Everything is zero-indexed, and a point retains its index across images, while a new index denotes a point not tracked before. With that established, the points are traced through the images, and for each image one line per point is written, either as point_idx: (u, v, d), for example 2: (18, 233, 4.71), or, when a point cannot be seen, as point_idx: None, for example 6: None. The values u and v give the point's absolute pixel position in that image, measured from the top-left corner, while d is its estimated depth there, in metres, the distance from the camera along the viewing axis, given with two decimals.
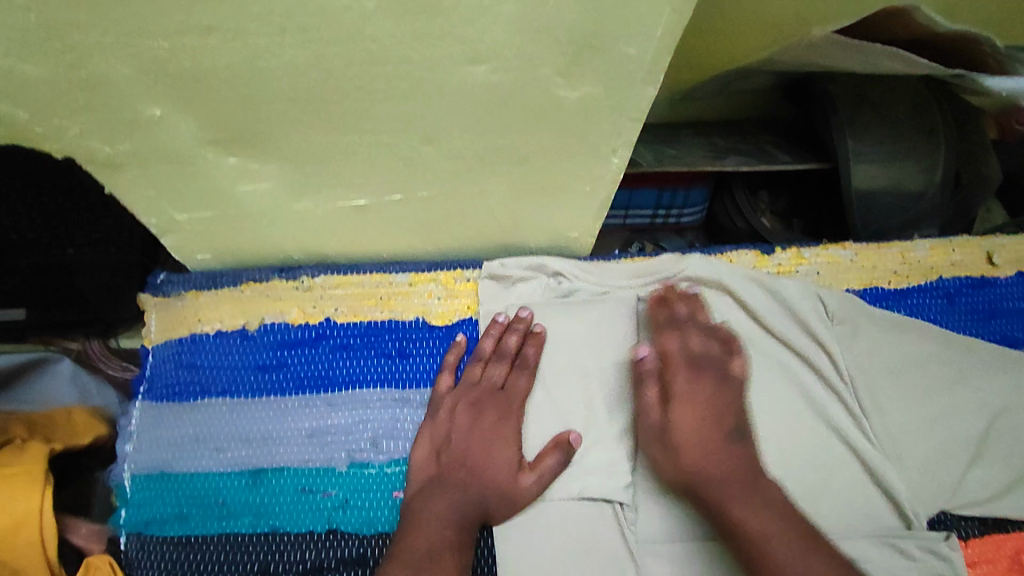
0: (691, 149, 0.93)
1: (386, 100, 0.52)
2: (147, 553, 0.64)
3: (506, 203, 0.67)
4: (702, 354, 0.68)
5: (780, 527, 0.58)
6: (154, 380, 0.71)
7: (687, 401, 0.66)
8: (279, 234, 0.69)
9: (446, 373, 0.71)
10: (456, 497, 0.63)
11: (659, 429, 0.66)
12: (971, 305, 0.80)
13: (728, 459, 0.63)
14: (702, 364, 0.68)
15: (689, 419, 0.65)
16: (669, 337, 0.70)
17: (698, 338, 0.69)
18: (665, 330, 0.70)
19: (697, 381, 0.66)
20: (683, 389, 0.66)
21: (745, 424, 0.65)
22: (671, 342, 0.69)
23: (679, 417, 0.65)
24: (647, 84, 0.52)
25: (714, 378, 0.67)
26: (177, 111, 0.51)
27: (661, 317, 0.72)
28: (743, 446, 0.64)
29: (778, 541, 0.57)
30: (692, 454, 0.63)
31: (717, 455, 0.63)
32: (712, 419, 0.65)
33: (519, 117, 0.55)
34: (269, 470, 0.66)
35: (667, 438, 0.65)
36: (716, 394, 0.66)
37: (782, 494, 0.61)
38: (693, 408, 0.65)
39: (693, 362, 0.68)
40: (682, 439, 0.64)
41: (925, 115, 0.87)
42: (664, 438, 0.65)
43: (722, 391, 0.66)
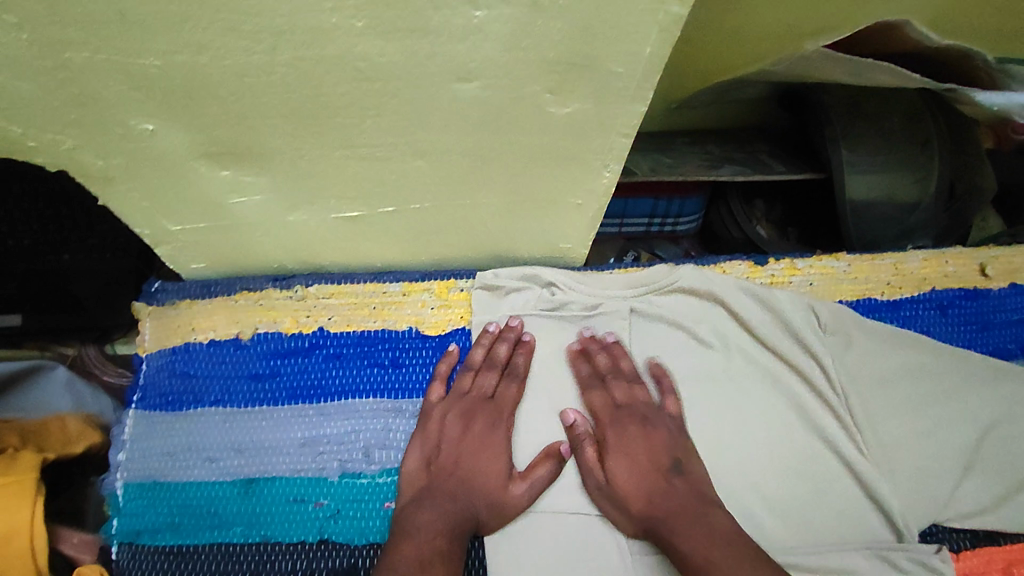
0: (686, 159, 0.93)
1: (378, 116, 0.52)
2: (139, 562, 0.64)
3: (498, 216, 0.67)
4: (626, 404, 0.71)
5: (733, 553, 0.58)
6: (147, 389, 0.71)
7: (620, 453, 0.68)
8: (273, 245, 0.70)
9: (438, 383, 0.71)
10: (447, 507, 0.62)
11: (603, 487, 0.67)
12: (964, 317, 0.80)
13: (666, 496, 0.64)
14: (626, 415, 0.70)
15: (622, 469, 0.67)
16: (594, 393, 0.71)
17: (622, 388, 0.72)
18: (595, 387, 0.72)
19: (625, 432, 0.69)
20: (614, 439, 0.69)
21: (681, 458, 0.67)
22: (596, 398, 0.71)
23: (616, 471, 0.67)
24: (637, 100, 0.53)
25: (638, 425, 0.69)
26: (169, 125, 0.52)
27: (583, 371, 0.73)
28: (682, 482, 0.65)
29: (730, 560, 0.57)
30: (637, 502, 0.65)
31: (657, 494, 0.65)
32: (643, 463, 0.67)
33: (510, 132, 0.55)
34: (261, 480, 0.66)
35: (616, 498, 0.66)
36: (643, 441, 0.68)
37: (731, 521, 0.62)
38: (626, 458, 0.68)
39: (618, 414, 0.70)
40: (625, 491, 0.66)
41: (918, 127, 0.88)
42: (608, 494, 0.66)
43: (648, 436, 0.68)
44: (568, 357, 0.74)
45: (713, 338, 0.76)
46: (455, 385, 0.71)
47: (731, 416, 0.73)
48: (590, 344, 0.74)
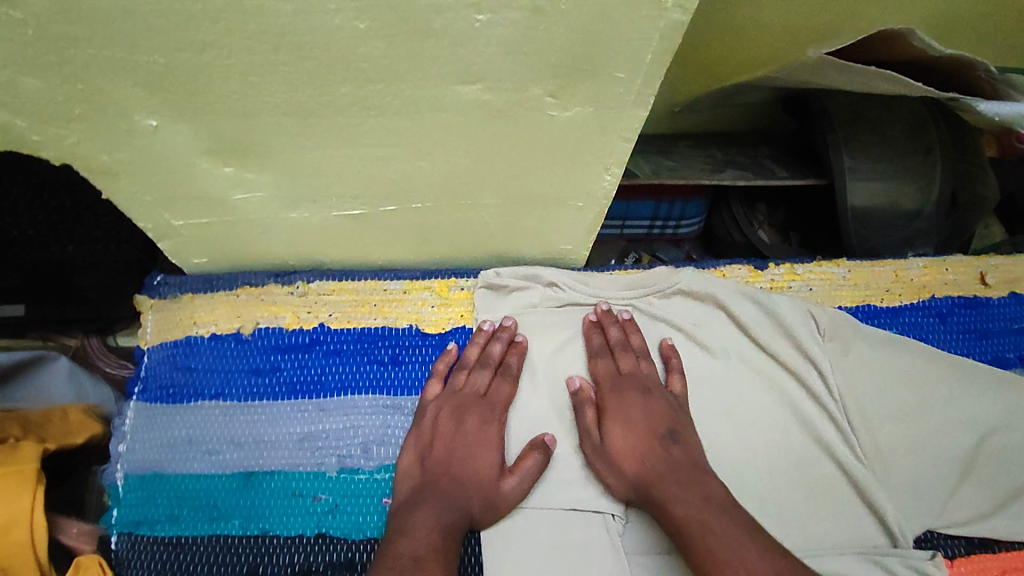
0: (689, 162, 0.93)
1: (379, 116, 0.52)
2: (138, 553, 0.65)
3: (499, 216, 0.67)
4: (630, 373, 0.72)
5: (717, 519, 0.59)
6: (148, 381, 0.71)
7: (619, 419, 0.69)
8: (274, 242, 0.70)
9: (435, 380, 0.71)
10: (442, 505, 0.62)
11: (598, 450, 0.68)
12: (963, 325, 0.81)
13: (661, 462, 0.65)
14: (628, 384, 0.71)
15: (619, 433, 0.68)
16: (600, 360, 0.73)
17: (630, 359, 0.73)
18: (601, 355, 0.73)
19: (624, 398, 0.70)
20: (614, 404, 0.70)
21: (678, 429, 0.68)
22: (600, 366, 0.73)
23: (613, 436, 0.68)
24: (638, 104, 0.53)
25: (639, 393, 0.70)
26: (172, 122, 0.52)
27: (595, 342, 0.74)
28: (680, 451, 0.66)
29: (714, 531, 0.57)
30: (630, 465, 0.66)
31: (653, 462, 0.65)
32: (640, 431, 0.67)
33: (511, 134, 0.55)
34: (261, 473, 0.67)
35: (607, 457, 0.67)
36: (643, 409, 0.69)
37: (723, 490, 0.62)
38: (624, 424, 0.68)
39: (620, 382, 0.71)
40: (618, 453, 0.67)
41: (921, 135, 0.88)
42: (600, 452, 0.68)
43: (647, 401, 0.69)
44: (583, 326, 0.76)
45: (710, 340, 0.76)
46: (451, 381, 0.71)
47: (727, 420, 0.73)
48: (603, 317, 0.75)
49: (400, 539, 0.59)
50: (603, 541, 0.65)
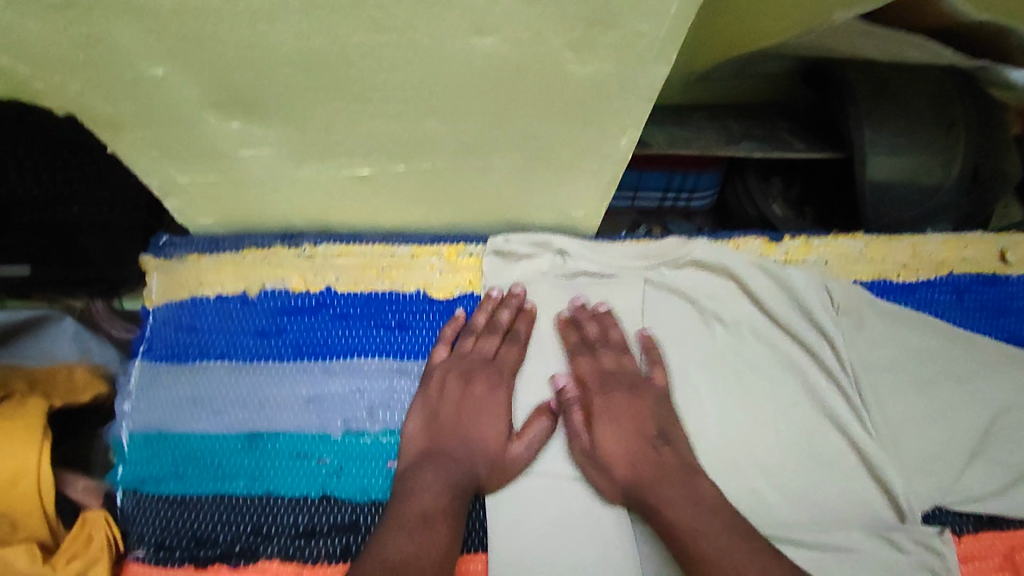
0: (705, 133, 0.91)
1: (391, 68, 0.51)
2: (143, 510, 0.65)
3: (511, 180, 0.66)
4: (614, 370, 0.70)
5: (713, 521, 0.58)
6: (154, 340, 0.71)
7: (606, 419, 0.67)
8: (282, 202, 0.69)
9: (442, 345, 0.71)
10: (449, 468, 0.62)
11: (587, 451, 0.66)
12: (980, 303, 0.79)
13: (653, 464, 0.63)
14: (615, 382, 0.69)
15: (610, 435, 0.66)
16: (582, 359, 0.71)
17: (611, 355, 0.71)
18: (583, 353, 0.71)
19: (611, 397, 0.68)
20: (600, 406, 0.68)
21: (667, 428, 0.66)
22: (583, 365, 0.70)
23: (603, 437, 0.66)
24: (659, 62, 0.51)
25: (625, 392, 0.68)
26: (178, 71, 0.51)
27: (571, 339, 0.72)
28: (669, 452, 0.64)
29: (712, 535, 0.57)
30: (622, 468, 0.64)
31: (644, 463, 0.64)
32: (631, 433, 0.66)
33: (526, 91, 0.54)
34: (266, 434, 0.67)
35: (599, 459, 0.65)
36: (629, 412, 0.67)
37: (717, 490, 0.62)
38: (612, 424, 0.67)
39: (606, 379, 0.69)
40: (610, 454, 0.65)
41: (947, 109, 0.85)
42: (592, 455, 0.66)
43: (632, 402, 0.68)
44: (557, 320, 0.74)
45: (722, 312, 0.75)
46: (458, 346, 0.71)
47: (736, 391, 0.72)
48: (579, 310, 0.73)
49: (408, 506, 0.59)
50: (608, 510, 0.65)
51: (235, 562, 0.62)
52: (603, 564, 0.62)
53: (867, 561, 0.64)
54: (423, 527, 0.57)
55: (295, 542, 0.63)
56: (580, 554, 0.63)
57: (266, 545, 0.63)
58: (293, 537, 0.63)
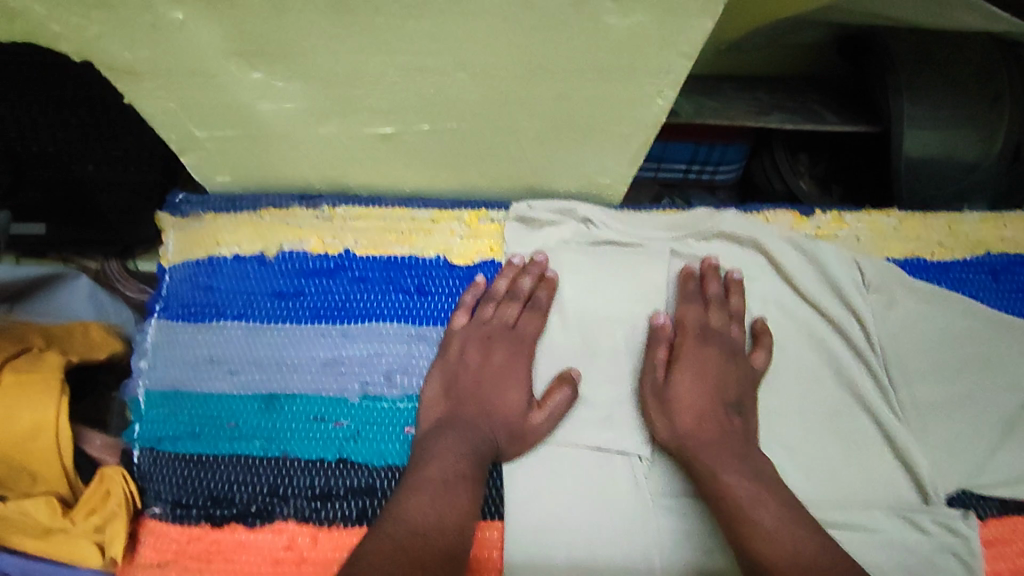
0: (735, 103, 0.88)
1: (420, 17, 0.48)
2: (159, 468, 0.64)
3: (537, 142, 0.64)
4: (718, 330, 0.69)
5: (754, 491, 0.58)
6: (170, 299, 0.70)
7: (692, 365, 0.67)
8: (301, 160, 0.67)
9: (462, 312, 0.69)
10: (469, 435, 0.62)
11: (657, 389, 0.66)
12: (1016, 284, 0.76)
13: (720, 427, 0.63)
14: (716, 340, 0.68)
15: (690, 380, 0.66)
16: (691, 309, 0.69)
17: (721, 316, 0.69)
18: (692, 301, 0.70)
19: (707, 350, 0.68)
20: (694, 350, 0.67)
21: (744, 402, 0.66)
22: (690, 313, 0.69)
23: (681, 381, 0.66)
24: (704, 14, 0.49)
25: (726, 353, 0.67)
26: (199, 15, 0.49)
27: (689, 287, 0.71)
28: (739, 423, 0.64)
29: (763, 503, 0.57)
30: (685, 416, 0.64)
31: (709, 420, 0.63)
32: (710, 386, 0.66)
33: (559, 45, 0.51)
34: (283, 397, 0.66)
35: (667, 402, 0.65)
36: (721, 369, 0.67)
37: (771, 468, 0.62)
38: (698, 373, 0.66)
39: (708, 336, 0.68)
40: (680, 399, 0.65)
41: (990, 80, 0.81)
42: (661, 396, 0.66)
43: (727, 366, 0.67)
44: (679, 273, 0.72)
45: (749, 287, 0.73)
46: (477, 314, 0.69)
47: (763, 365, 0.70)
48: (687, 274, 0.72)
49: (426, 469, 0.58)
50: (628, 479, 0.64)
51: (251, 522, 0.62)
52: (623, 535, 0.62)
53: (889, 541, 0.64)
54: (445, 490, 0.57)
55: (311, 505, 0.62)
56: (599, 524, 0.62)
57: (282, 506, 0.62)
58: (309, 499, 0.63)
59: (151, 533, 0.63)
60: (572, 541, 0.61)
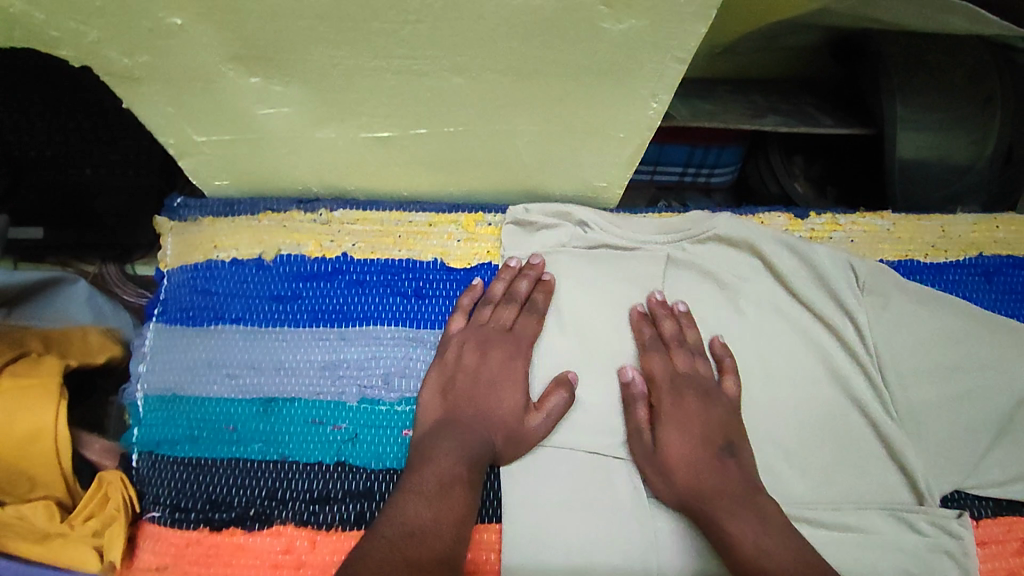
0: (730, 106, 0.89)
1: (418, 22, 0.49)
2: (158, 471, 0.65)
3: (534, 146, 0.64)
4: (686, 373, 0.67)
5: (773, 543, 0.56)
6: (168, 303, 0.70)
7: (674, 421, 0.64)
8: (299, 164, 0.68)
9: (458, 315, 0.69)
10: (464, 438, 0.61)
11: (649, 453, 0.64)
12: (1009, 285, 0.77)
13: (719, 475, 0.61)
14: (686, 384, 0.66)
15: (676, 437, 0.64)
16: (655, 357, 0.68)
17: (684, 358, 0.68)
18: (655, 351, 0.68)
19: (682, 402, 0.65)
20: (671, 409, 0.65)
21: (735, 441, 0.64)
22: (655, 363, 0.68)
23: (668, 439, 0.64)
24: (697, 20, 0.49)
25: (697, 396, 0.65)
26: (199, 21, 0.49)
27: (646, 333, 0.70)
28: (734, 465, 0.62)
29: (773, 559, 0.55)
30: (681, 473, 0.62)
31: (706, 474, 0.61)
32: (697, 436, 0.63)
33: (556, 50, 0.52)
34: (281, 400, 0.66)
35: (659, 463, 0.63)
36: (699, 419, 0.64)
37: (778, 509, 0.60)
38: (680, 429, 0.64)
39: (677, 385, 0.66)
40: (672, 460, 0.63)
41: (982, 83, 0.82)
42: (652, 458, 0.64)
43: (704, 411, 0.65)
44: (630, 314, 0.71)
45: (744, 290, 0.73)
46: (474, 317, 0.69)
47: (757, 369, 0.71)
48: (657, 307, 0.71)
49: (423, 471, 0.59)
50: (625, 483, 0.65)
51: (250, 526, 0.62)
52: (619, 539, 0.62)
53: (885, 542, 0.64)
54: (441, 494, 0.57)
55: (310, 508, 0.63)
56: (595, 528, 0.63)
57: (280, 510, 0.63)
58: (307, 502, 0.63)
59: (149, 537, 0.63)
60: (569, 543, 0.62)
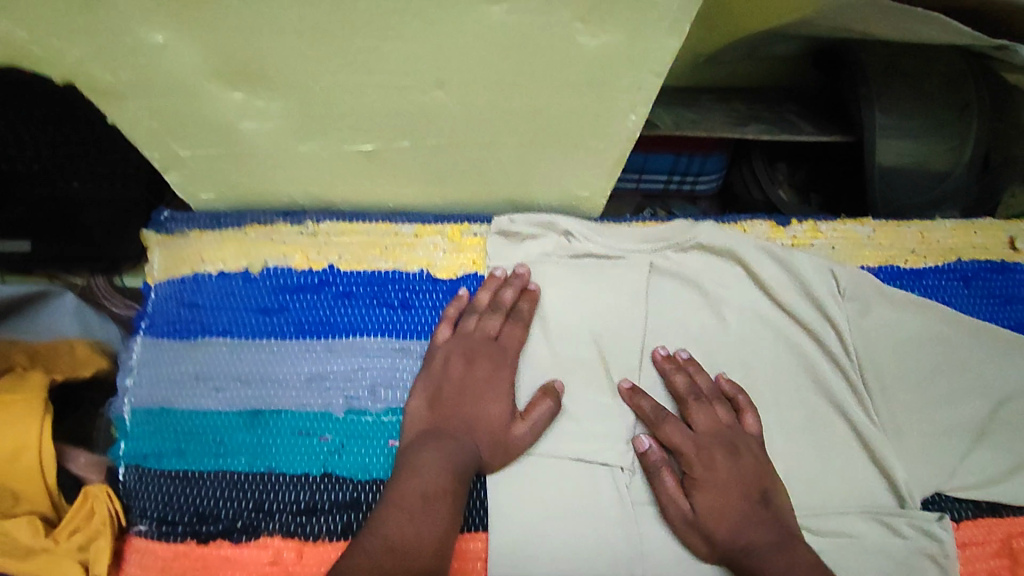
0: (713, 115, 0.90)
1: (398, 38, 0.50)
2: (144, 485, 0.65)
3: (517, 157, 0.65)
4: (708, 430, 0.66)
5: None
6: (155, 316, 0.71)
7: (707, 483, 0.64)
8: (285, 178, 0.68)
9: (445, 326, 0.70)
10: (450, 448, 0.62)
11: (690, 519, 0.63)
12: (988, 290, 0.78)
13: (766, 526, 0.61)
14: (712, 442, 0.66)
15: (712, 499, 0.63)
16: (669, 425, 0.66)
17: (703, 415, 0.67)
18: (672, 419, 0.67)
19: (713, 463, 0.65)
20: (704, 473, 0.64)
21: (770, 488, 0.64)
22: (674, 430, 0.66)
23: (704, 503, 0.63)
24: (671, 33, 0.50)
25: (726, 453, 0.65)
26: (182, 38, 0.50)
27: (647, 407, 0.67)
28: (773, 511, 0.63)
29: None
30: (723, 531, 0.62)
31: (750, 529, 0.61)
32: (733, 492, 0.63)
33: (534, 64, 0.53)
34: (268, 412, 0.67)
35: (703, 527, 0.62)
36: (732, 473, 0.64)
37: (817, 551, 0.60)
38: (715, 489, 0.63)
39: (703, 445, 0.65)
40: (714, 523, 0.62)
41: (959, 91, 0.83)
42: (696, 524, 0.63)
43: (735, 462, 0.65)
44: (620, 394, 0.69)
45: (727, 298, 0.74)
46: (461, 327, 0.70)
47: (741, 376, 0.72)
48: (665, 365, 0.70)
49: (406, 485, 0.59)
50: (611, 493, 0.65)
51: (237, 538, 0.62)
52: (606, 549, 0.63)
53: (868, 545, 0.65)
54: (423, 507, 0.57)
55: (297, 519, 0.63)
56: (582, 538, 0.63)
57: (267, 522, 0.63)
58: (294, 514, 0.63)
59: (136, 551, 0.63)
60: (556, 552, 0.62)
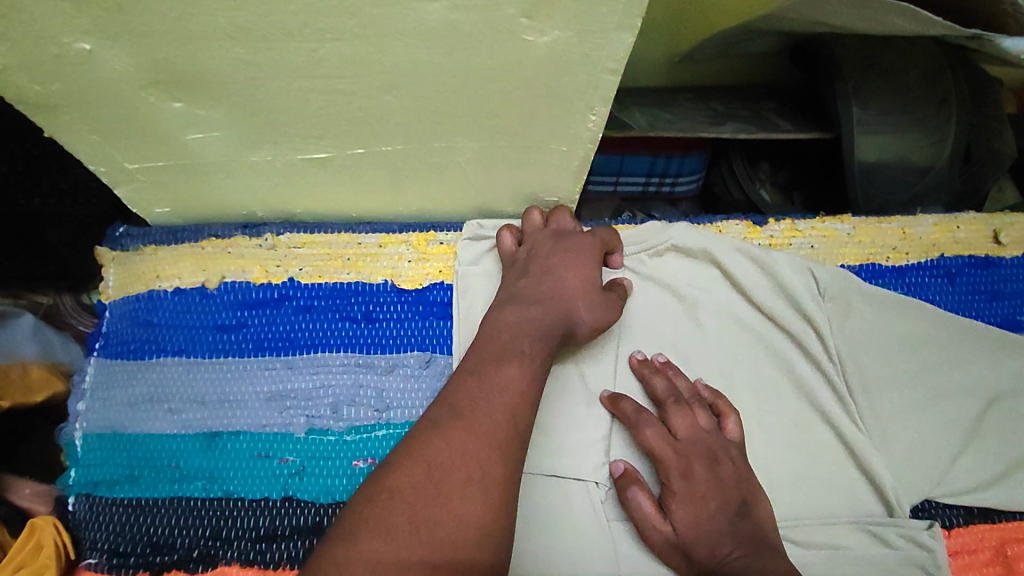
0: (690, 114, 0.88)
1: (336, 40, 0.47)
2: (96, 514, 0.62)
3: (479, 161, 0.63)
4: (687, 438, 0.63)
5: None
6: (109, 337, 0.68)
7: (685, 497, 0.61)
8: (239, 189, 0.66)
9: (508, 232, 0.69)
10: (537, 312, 0.59)
11: (671, 539, 0.60)
12: (972, 286, 0.76)
13: (742, 539, 0.58)
14: (693, 450, 0.62)
15: (689, 514, 0.60)
16: (650, 431, 0.63)
17: (683, 420, 0.64)
18: (651, 426, 0.63)
19: (692, 475, 0.61)
20: (682, 486, 0.61)
21: (749, 499, 0.61)
22: (651, 437, 0.63)
23: (681, 519, 0.60)
24: (623, 29, 0.48)
25: (705, 463, 0.62)
26: (108, 45, 0.47)
27: (629, 410, 0.64)
28: (750, 523, 0.60)
29: None
30: (700, 548, 0.59)
31: (728, 543, 0.58)
32: (710, 504, 0.60)
33: (484, 64, 0.50)
34: (226, 434, 0.64)
35: (681, 546, 0.59)
36: (711, 485, 0.61)
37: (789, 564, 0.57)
38: (692, 503, 0.60)
39: (682, 453, 0.62)
40: (691, 539, 0.59)
41: (939, 83, 0.81)
42: (675, 544, 0.60)
43: (715, 472, 0.62)
44: (603, 402, 0.66)
45: (703, 302, 0.72)
46: (526, 227, 0.69)
47: (719, 382, 0.69)
48: (641, 368, 0.67)
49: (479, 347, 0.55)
50: (588, 509, 0.63)
51: (193, 568, 0.59)
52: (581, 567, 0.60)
53: (856, 558, 0.62)
54: (496, 370, 0.52)
55: (256, 546, 0.60)
56: (556, 558, 0.60)
57: (224, 550, 0.60)
58: (253, 540, 0.60)
59: None
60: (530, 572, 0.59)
